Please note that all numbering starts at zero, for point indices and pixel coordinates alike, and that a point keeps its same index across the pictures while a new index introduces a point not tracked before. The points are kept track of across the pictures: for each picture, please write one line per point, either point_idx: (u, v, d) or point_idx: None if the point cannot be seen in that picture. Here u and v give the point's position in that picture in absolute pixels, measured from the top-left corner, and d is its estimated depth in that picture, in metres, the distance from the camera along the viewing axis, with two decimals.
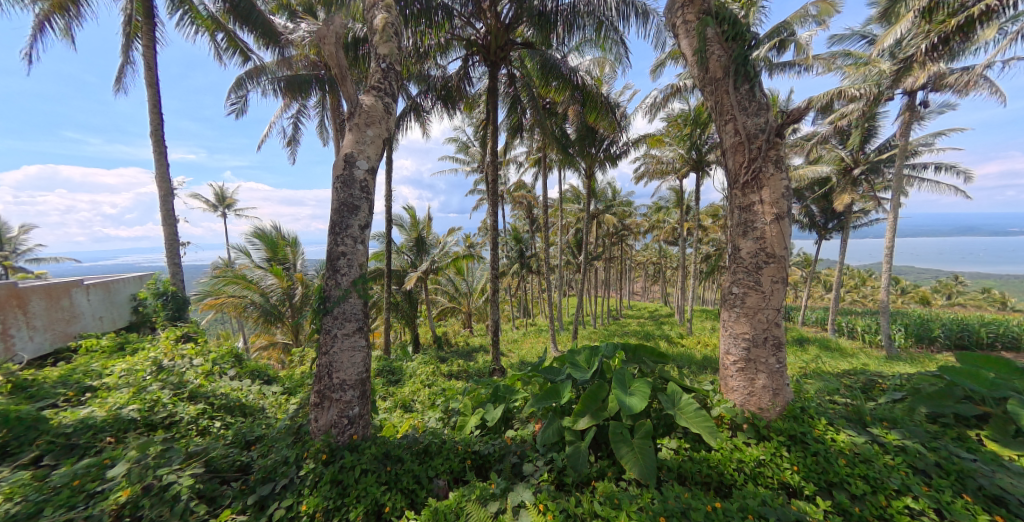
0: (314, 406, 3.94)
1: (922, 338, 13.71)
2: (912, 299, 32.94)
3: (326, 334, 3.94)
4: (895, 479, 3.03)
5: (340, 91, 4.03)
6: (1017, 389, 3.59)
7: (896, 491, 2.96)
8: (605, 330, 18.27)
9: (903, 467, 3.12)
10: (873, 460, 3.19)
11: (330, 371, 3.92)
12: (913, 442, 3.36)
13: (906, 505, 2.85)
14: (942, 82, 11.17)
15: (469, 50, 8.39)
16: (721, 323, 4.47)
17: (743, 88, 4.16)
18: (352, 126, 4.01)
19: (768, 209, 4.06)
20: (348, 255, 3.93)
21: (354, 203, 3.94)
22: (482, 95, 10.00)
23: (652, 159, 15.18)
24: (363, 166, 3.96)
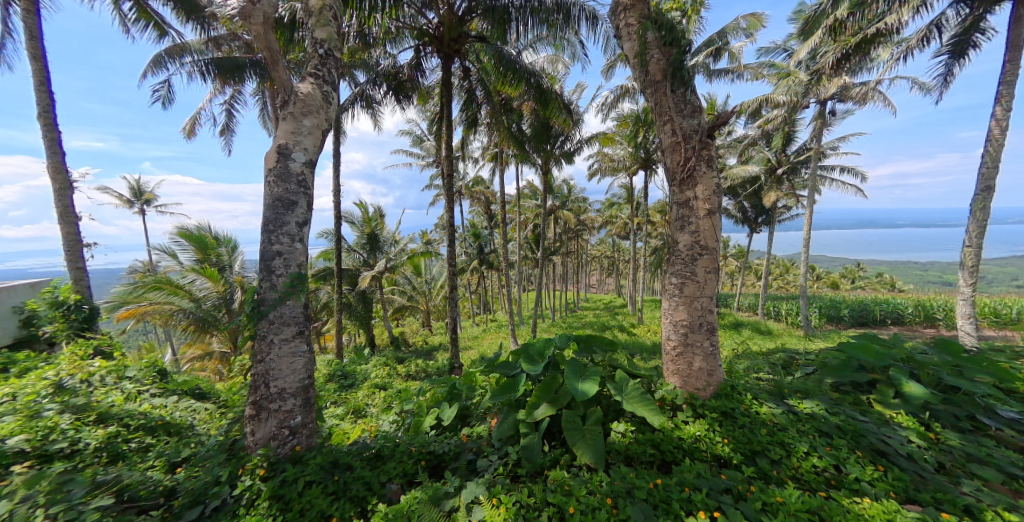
0: (250, 418, 3.67)
1: (834, 317, 15.55)
2: (825, 283, 37.29)
3: (261, 340, 3.68)
4: (806, 441, 3.43)
5: (272, 76, 3.76)
6: (896, 356, 4.23)
7: (805, 452, 3.35)
8: (564, 323, 18.76)
9: (811, 432, 3.54)
10: (788, 428, 3.59)
11: (269, 380, 3.67)
12: (820, 408, 3.82)
13: (813, 464, 3.22)
14: (847, 93, 12.63)
15: (422, 40, 8.15)
16: (662, 311, 4.77)
17: (679, 91, 4.42)
18: (286, 114, 3.75)
19: (702, 205, 4.37)
20: (285, 254, 3.71)
21: (291, 198, 3.72)
22: (436, 87, 9.77)
23: (604, 156, 15.74)
24: (300, 159, 3.74)
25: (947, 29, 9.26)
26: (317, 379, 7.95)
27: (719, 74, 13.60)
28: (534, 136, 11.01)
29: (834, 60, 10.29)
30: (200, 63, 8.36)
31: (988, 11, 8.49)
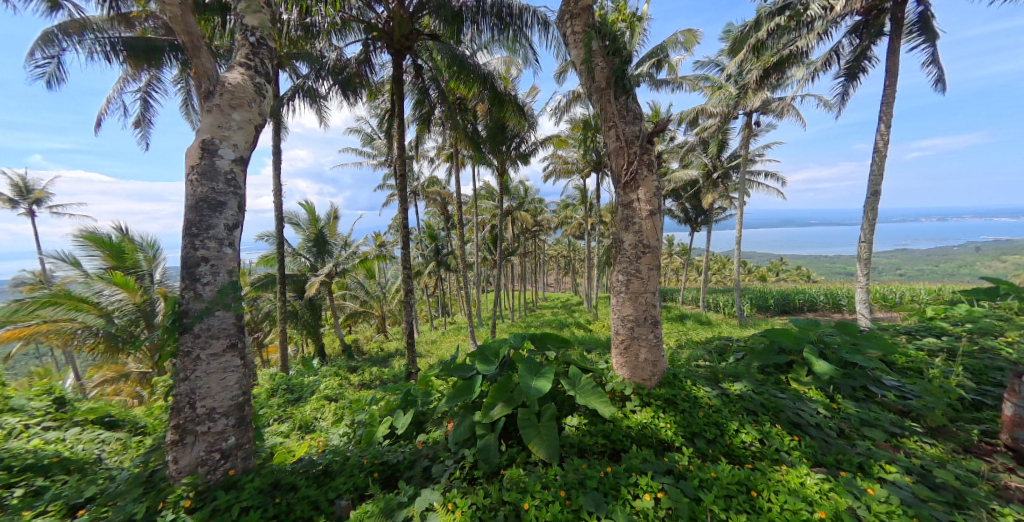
0: (172, 444, 3.33)
1: (762, 307, 17.13)
2: (755, 276, 41.04)
3: (184, 358, 3.36)
4: (736, 421, 3.77)
5: (192, 63, 3.45)
6: (809, 338, 4.76)
7: (736, 430, 3.68)
8: (522, 322, 19.00)
9: (739, 411, 3.91)
10: (722, 409, 3.93)
11: (195, 400, 3.36)
12: (748, 389, 4.21)
13: (742, 441, 3.55)
14: (768, 106, 13.98)
15: (370, 35, 7.87)
16: (610, 307, 4.99)
17: (622, 99, 4.66)
18: (210, 107, 3.46)
19: (644, 205, 4.63)
20: (211, 260, 3.43)
21: (219, 199, 3.46)
22: (386, 84, 9.49)
23: (558, 159, 16.15)
24: (228, 156, 3.48)
25: (842, 56, 10.57)
26: (259, 394, 7.41)
27: (661, 84, 14.46)
28: (490, 138, 11.02)
29: (755, 80, 11.25)
30: (104, 40, 7.43)
31: (873, 42, 9.82)
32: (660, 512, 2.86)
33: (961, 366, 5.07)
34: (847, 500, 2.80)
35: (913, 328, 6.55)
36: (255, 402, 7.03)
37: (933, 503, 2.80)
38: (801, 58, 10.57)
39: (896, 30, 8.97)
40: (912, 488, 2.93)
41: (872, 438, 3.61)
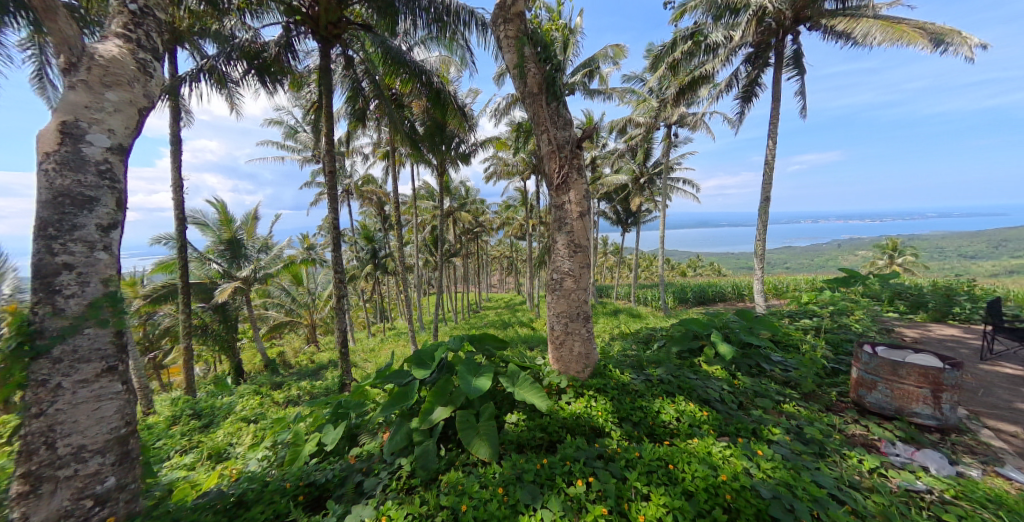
0: (19, 499, 2.78)
1: (683, 299, 18.88)
2: (679, 272, 44.96)
3: (39, 390, 2.83)
4: (656, 404, 4.22)
5: (47, 26, 2.95)
6: (716, 325, 5.51)
7: (657, 411, 4.14)
8: (465, 324, 18.94)
9: (660, 393, 4.47)
10: (644, 394, 4.45)
11: (54, 439, 2.85)
12: (667, 373, 4.84)
13: (662, 422, 3.99)
14: (684, 120, 15.43)
15: (293, 18, 7.42)
16: (546, 305, 5.24)
17: (553, 105, 4.93)
18: (75, 82, 3.01)
19: (575, 207, 4.94)
20: (78, 268, 2.98)
21: (88, 194, 3.04)
22: (313, 75, 9.07)
23: (499, 160, 16.34)
24: (100, 143, 3.08)
25: (738, 81, 12.07)
26: (156, 423, 6.50)
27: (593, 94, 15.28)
28: (428, 136, 10.87)
29: (671, 97, 12.36)
30: None
31: (763, 71, 11.33)
32: (590, 495, 3.11)
33: (827, 342, 6.13)
34: (742, 463, 3.29)
35: (795, 312, 7.73)
36: (152, 432, 6.17)
37: (806, 457, 3.43)
38: (708, 80, 11.87)
39: (778, 62, 10.47)
40: (793, 448, 3.56)
41: (762, 408, 4.30)
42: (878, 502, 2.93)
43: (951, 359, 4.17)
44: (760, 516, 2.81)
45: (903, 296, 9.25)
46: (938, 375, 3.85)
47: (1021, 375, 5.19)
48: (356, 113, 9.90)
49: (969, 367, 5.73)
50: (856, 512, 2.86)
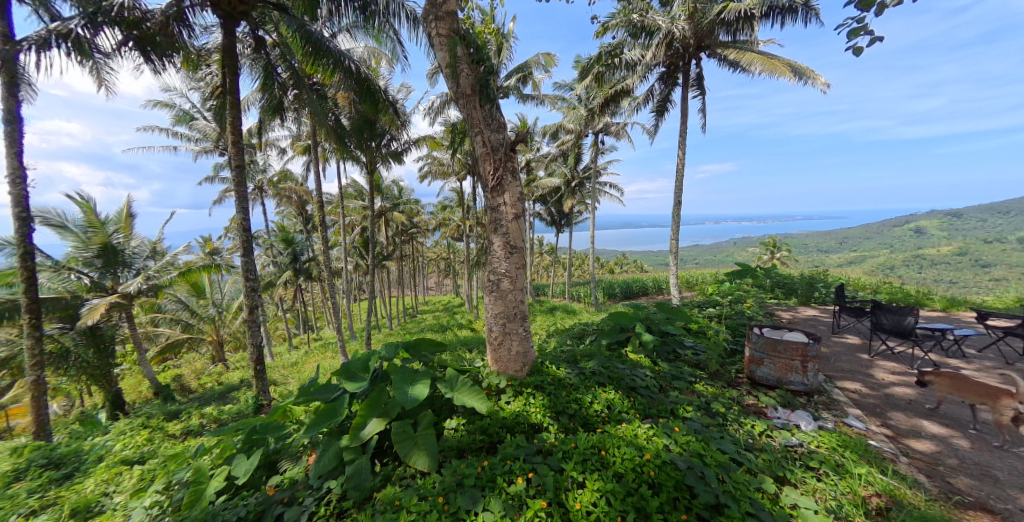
0: None
1: (611, 295, 20.10)
2: (608, 270, 47.73)
3: None
4: (590, 395, 4.44)
5: None
6: (640, 317, 6.17)
7: (590, 401, 4.37)
8: (400, 330, 18.22)
9: (593, 384, 4.76)
10: (579, 386, 4.66)
11: None
12: (598, 365, 5.18)
13: (597, 411, 4.22)
14: (610, 128, 16.38)
15: None
16: (484, 306, 5.22)
17: (487, 107, 4.90)
18: None
19: (511, 208, 4.97)
20: None
21: None
22: (213, 53, 8.12)
23: (433, 160, 15.95)
24: None
25: (653, 97, 13.16)
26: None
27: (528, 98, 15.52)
28: (356, 132, 10.31)
29: (597, 107, 13.04)
30: None
31: (673, 90, 12.52)
32: (529, 491, 3.14)
33: (729, 326, 6.95)
34: (663, 441, 3.58)
35: (704, 302, 8.70)
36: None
37: (713, 429, 3.93)
38: (628, 93, 12.74)
39: (685, 82, 11.62)
40: (703, 422, 4.05)
41: (679, 388, 4.88)
42: (766, 459, 3.54)
43: (814, 334, 5.09)
44: (679, 488, 3.12)
45: (786, 286, 10.84)
46: (805, 348, 4.68)
47: (859, 345, 6.56)
48: (271, 103, 9.00)
49: (825, 340, 7.04)
50: (750, 469, 3.38)
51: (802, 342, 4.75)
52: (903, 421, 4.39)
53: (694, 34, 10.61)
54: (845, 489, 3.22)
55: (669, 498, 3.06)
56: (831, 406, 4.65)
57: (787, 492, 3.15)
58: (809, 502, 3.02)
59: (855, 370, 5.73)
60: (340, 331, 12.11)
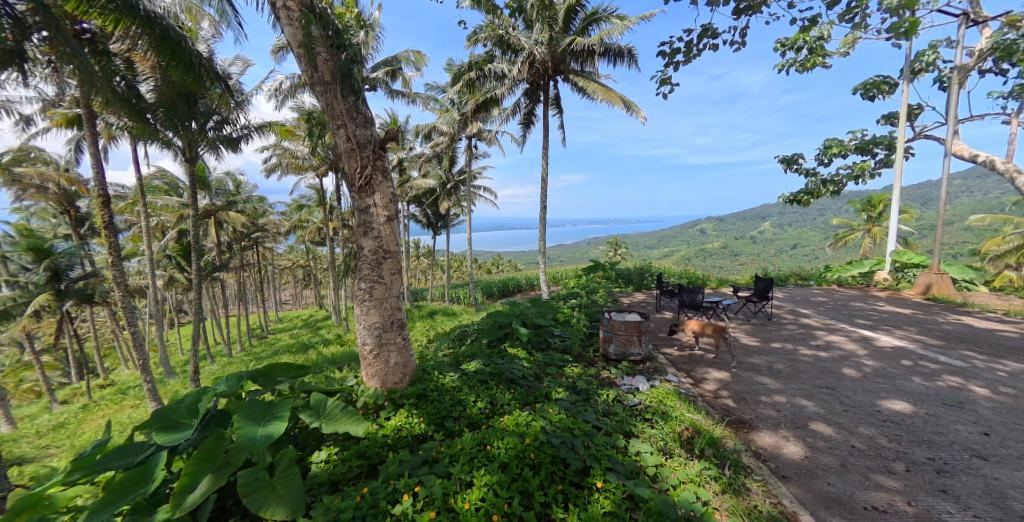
0: None
1: (489, 295, 20.50)
2: (485, 271, 48.89)
3: None
4: (472, 396, 4.40)
5: None
6: (515, 313, 6.41)
7: (474, 401, 4.33)
8: (247, 355, 15.19)
9: (475, 383, 4.73)
10: (462, 387, 4.59)
11: None
12: (480, 364, 5.20)
13: (482, 409, 4.20)
14: (483, 134, 16.70)
15: None
16: (355, 317, 4.65)
17: (351, 99, 4.32)
18: None
19: (381, 211, 4.51)
20: None
21: None
22: None
23: (283, 152, 13.79)
24: None
25: (519, 110, 13.88)
26: None
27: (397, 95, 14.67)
28: (164, 107, 8.30)
29: (469, 112, 13.08)
30: None
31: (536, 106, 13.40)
32: (416, 506, 2.84)
33: (587, 314, 7.69)
34: (539, 422, 3.83)
35: (568, 295, 9.57)
36: None
37: (579, 404, 4.32)
38: (497, 103, 13.12)
39: (545, 99, 12.57)
40: (571, 400, 4.42)
41: (551, 374, 5.22)
42: (617, 420, 4.06)
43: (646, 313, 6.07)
44: (554, 462, 3.38)
45: (629, 276, 12.69)
46: (640, 324, 5.55)
47: (670, 316, 8.09)
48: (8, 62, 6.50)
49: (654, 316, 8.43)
50: (607, 432, 3.85)
51: (636, 320, 5.60)
52: (697, 373, 5.45)
53: (552, 59, 11.52)
54: (668, 429, 3.91)
55: (548, 473, 3.28)
56: (656, 369, 5.49)
57: (633, 443, 3.68)
58: (647, 448, 3.57)
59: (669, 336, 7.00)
60: (148, 367, 9.35)
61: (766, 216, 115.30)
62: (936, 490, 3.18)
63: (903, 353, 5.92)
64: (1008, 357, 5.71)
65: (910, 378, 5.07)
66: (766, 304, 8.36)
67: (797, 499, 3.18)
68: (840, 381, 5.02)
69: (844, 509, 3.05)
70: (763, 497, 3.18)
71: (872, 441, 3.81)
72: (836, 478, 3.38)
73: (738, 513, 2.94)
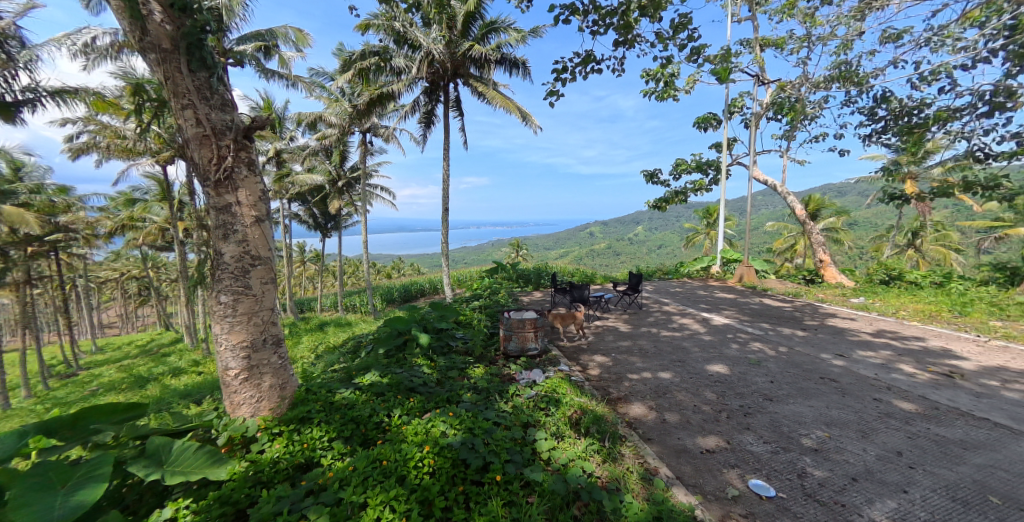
0: None
1: (390, 300, 19.44)
2: (384, 275, 46.49)
3: None
4: (368, 409, 4.13)
5: None
6: (414, 319, 6.18)
7: (371, 416, 4.06)
8: (58, 395, 11.78)
9: (369, 397, 4.41)
10: (355, 403, 4.26)
11: None
12: (376, 376, 4.90)
13: (376, 423, 3.95)
14: (379, 131, 15.80)
15: None
16: (214, 337, 3.94)
17: (201, 75, 3.67)
18: None
19: (247, 211, 3.92)
20: None
21: None
22: None
23: (104, 130, 11.01)
24: None
25: (418, 108, 13.48)
26: None
27: (272, 75, 12.97)
28: None
29: (361, 105, 12.16)
30: None
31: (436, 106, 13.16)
32: None
33: (487, 314, 7.79)
34: (440, 428, 3.77)
35: (469, 297, 9.57)
36: None
37: (480, 403, 4.35)
38: (394, 98, 12.52)
39: (446, 100, 12.43)
40: (473, 400, 4.41)
41: (453, 377, 5.14)
42: (517, 414, 4.16)
43: (541, 310, 6.38)
44: (455, 465, 3.34)
45: (528, 276, 13.24)
46: (538, 320, 5.84)
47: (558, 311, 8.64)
48: None
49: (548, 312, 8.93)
50: (507, 426, 3.93)
51: (533, 316, 5.86)
52: (582, 359, 5.95)
53: (451, 61, 11.44)
54: (560, 414, 4.18)
55: (448, 478, 3.22)
56: (551, 361, 5.82)
57: (531, 433, 3.82)
58: (543, 435, 3.73)
59: (561, 329, 7.46)
60: None
61: (641, 220, 131.77)
62: (745, 428, 4.00)
63: (726, 328, 7.29)
64: (783, 325, 7.46)
65: (727, 346, 6.28)
66: (638, 295, 9.50)
67: (657, 455, 3.67)
68: (688, 354, 5.97)
69: (690, 456, 3.63)
70: (632, 458, 3.61)
71: (708, 398, 4.61)
72: (684, 432, 3.99)
73: (618, 481, 3.28)
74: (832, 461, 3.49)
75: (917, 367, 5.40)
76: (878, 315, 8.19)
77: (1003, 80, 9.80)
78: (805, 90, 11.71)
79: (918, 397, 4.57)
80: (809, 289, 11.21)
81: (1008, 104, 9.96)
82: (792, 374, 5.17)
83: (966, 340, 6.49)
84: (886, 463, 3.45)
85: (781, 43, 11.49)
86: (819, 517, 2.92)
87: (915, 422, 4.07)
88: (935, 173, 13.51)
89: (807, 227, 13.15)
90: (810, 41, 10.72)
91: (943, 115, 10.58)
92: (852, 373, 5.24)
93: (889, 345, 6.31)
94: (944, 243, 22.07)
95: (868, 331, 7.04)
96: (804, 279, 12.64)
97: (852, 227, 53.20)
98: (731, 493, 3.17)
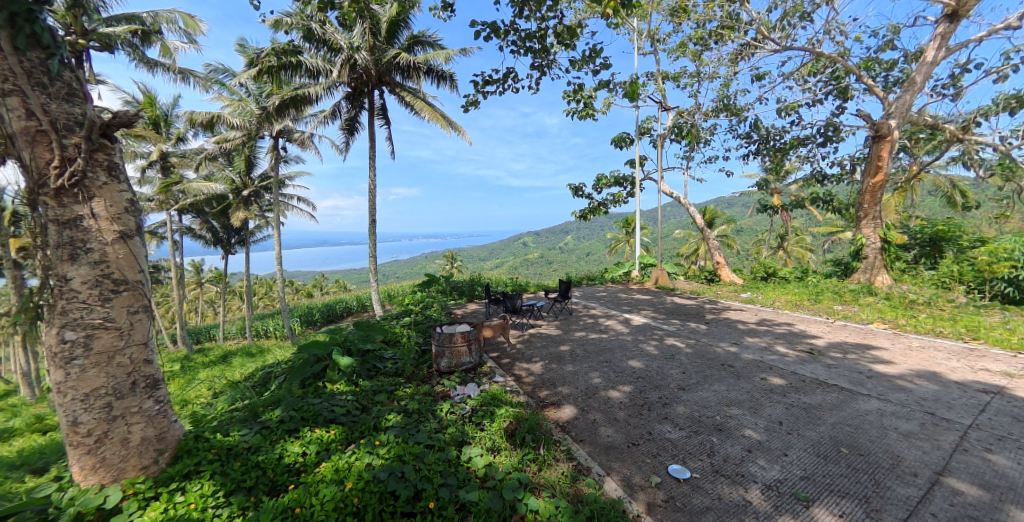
0: None
1: (311, 322, 17.66)
2: (304, 294, 42.96)
3: None
4: (276, 450, 3.53)
5: None
6: (334, 341, 5.52)
7: (279, 457, 3.46)
8: None
9: (280, 436, 3.78)
10: (259, 445, 3.62)
11: None
12: (287, 411, 4.25)
13: (286, 466, 3.36)
14: (292, 136, 14.45)
15: None
16: (52, 390, 3.05)
17: (29, 56, 2.89)
18: None
19: (106, 226, 3.13)
20: None
21: None
22: None
23: None
24: None
25: (339, 115, 12.60)
26: None
27: (155, 65, 11.22)
28: None
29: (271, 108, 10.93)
30: None
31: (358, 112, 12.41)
32: None
33: (416, 331, 7.28)
34: (365, 460, 3.33)
35: (400, 313, 8.97)
36: None
37: (410, 426, 3.94)
38: (310, 103, 11.59)
39: (371, 108, 11.78)
40: (401, 424, 3.98)
41: (380, 402, 4.64)
42: (449, 432, 3.82)
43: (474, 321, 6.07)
44: (382, 500, 2.96)
45: (461, 288, 12.89)
46: (470, 334, 5.53)
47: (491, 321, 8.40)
48: None
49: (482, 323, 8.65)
50: (440, 448, 3.58)
51: (465, 329, 5.54)
52: (516, 369, 5.78)
53: (375, 68, 10.83)
54: (493, 428, 3.93)
55: (373, 515, 2.82)
56: (486, 374, 5.59)
57: (464, 451, 3.52)
58: (476, 451, 3.48)
59: (495, 341, 7.22)
60: None
61: (568, 230, 137.95)
62: (663, 418, 4.12)
63: (645, 327, 7.64)
64: (689, 321, 8.05)
65: (646, 344, 6.55)
66: (567, 303, 9.65)
67: (589, 455, 3.61)
68: (612, 355, 6.08)
69: (618, 451, 3.63)
70: (565, 462, 3.50)
71: (630, 394, 4.70)
72: (611, 429, 3.99)
73: (554, 487, 3.15)
74: (733, 437, 3.73)
75: (788, 346, 6.11)
76: (758, 307, 9.30)
77: (832, 116, 12.09)
78: (698, 117, 13.18)
79: (790, 373, 5.13)
80: (708, 287, 12.39)
81: (838, 138, 12.25)
82: (699, 365, 5.51)
83: (819, 322, 7.59)
84: (772, 433, 3.78)
85: (677, 77, 12.79)
86: (725, 490, 3.08)
87: (789, 394, 4.53)
88: (794, 188, 15.96)
89: (705, 233, 14.46)
90: (701, 77, 12.15)
91: (796, 142, 12.59)
92: (744, 357, 5.74)
93: (764, 330, 7.10)
94: (802, 245, 26.36)
95: (750, 321, 7.88)
96: (706, 280, 13.97)
97: (735, 234, 61.65)
98: (653, 480, 3.21)
